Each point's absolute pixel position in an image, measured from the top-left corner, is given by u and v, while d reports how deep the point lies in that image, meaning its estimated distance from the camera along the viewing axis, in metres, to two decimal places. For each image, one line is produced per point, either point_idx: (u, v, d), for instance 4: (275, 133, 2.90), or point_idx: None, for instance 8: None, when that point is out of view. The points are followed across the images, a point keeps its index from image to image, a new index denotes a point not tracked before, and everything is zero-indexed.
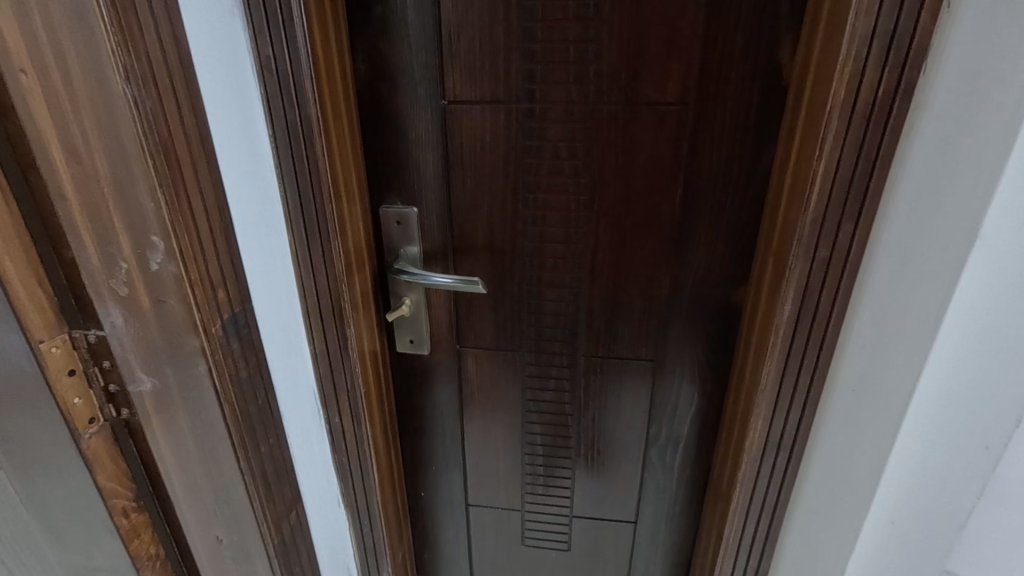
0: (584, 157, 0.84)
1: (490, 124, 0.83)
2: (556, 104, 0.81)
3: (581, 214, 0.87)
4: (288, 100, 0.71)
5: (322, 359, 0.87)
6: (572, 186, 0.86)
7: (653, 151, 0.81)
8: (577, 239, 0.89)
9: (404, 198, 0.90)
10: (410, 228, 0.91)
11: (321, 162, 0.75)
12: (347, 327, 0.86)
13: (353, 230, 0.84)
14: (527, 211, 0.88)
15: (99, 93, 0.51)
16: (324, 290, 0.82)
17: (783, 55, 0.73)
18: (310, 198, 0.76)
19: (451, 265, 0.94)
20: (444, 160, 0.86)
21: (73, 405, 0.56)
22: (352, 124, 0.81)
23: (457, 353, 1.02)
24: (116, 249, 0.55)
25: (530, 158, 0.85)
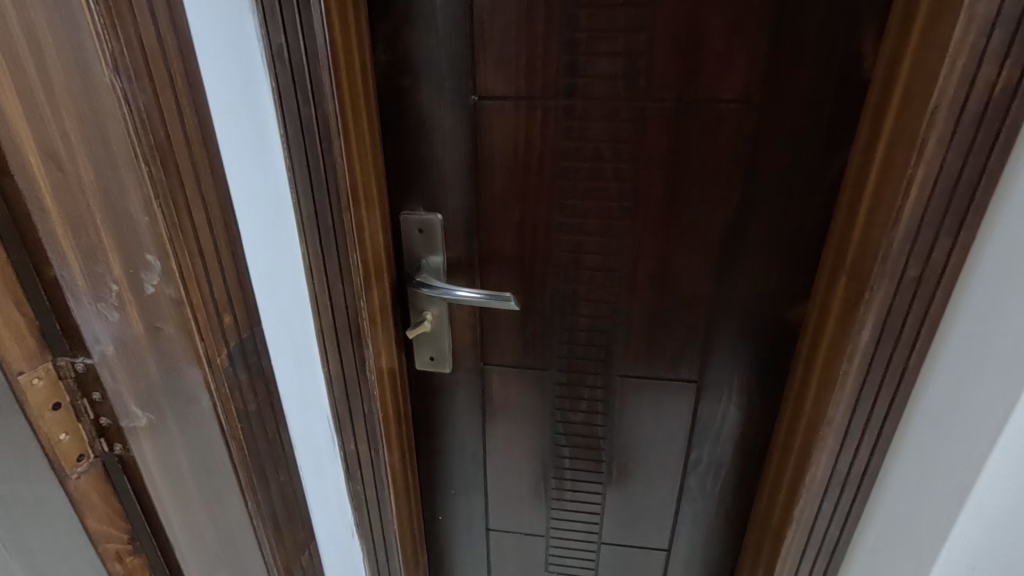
0: (629, 159, 0.75)
1: (525, 124, 0.75)
2: (600, 102, 0.72)
3: (622, 222, 0.79)
4: (304, 98, 0.63)
5: (337, 382, 0.79)
6: (614, 193, 0.77)
7: (707, 155, 0.73)
8: (617, 250, 0.81)
9: (427, 203, 0.81)
10: (433, 236, 0.83)
11: (338, 167, 0.67)
12: (365, 346, 0.78)
13: (372, 238, 0.75)
14: (562, 219, 0.80)
15: (82, 88, 0.42)
16: (338, 306, 0.74)
17: (863, 47, 0.64)
18: (327, 208, 0.68)
19: (476, 278, 0.86)
20: (472, 163, 0.78)
21: (59, 443, 0.50)
22: (372, 125, 0.72)
23: (481, 370, 0.94)
24: (103, 269, 0.47)
25: (569, 163, 0.76)
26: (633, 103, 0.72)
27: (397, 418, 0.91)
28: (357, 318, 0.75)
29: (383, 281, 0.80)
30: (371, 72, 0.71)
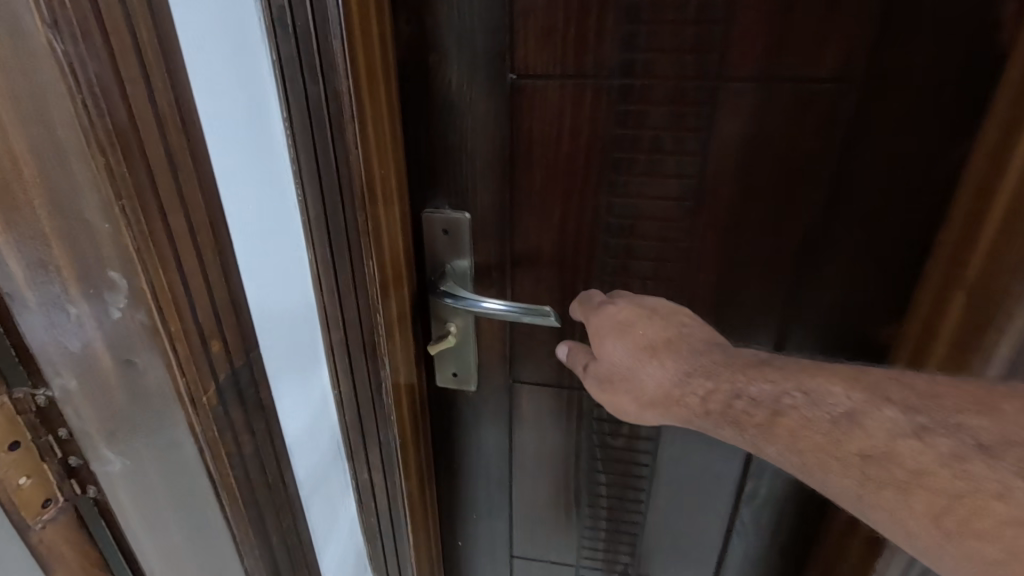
0: (695, 151, 0.63)
1: (574, 109, 0.63)
2: (664, 81, 0.61)
3: (684, 226, 0.67)
4: (311, 73, 0.51)
5: (348, 405, 0.69)
6: (676, 192, 0.66)
7: (792, 147, 0.61)
8: (675, 256, 0.69)
9: (454, 200, 0.70)
10: (460, 238, 0.71)
11: (352, 159, 0.55)
12: (381, 365, 0.67)
13: (392, 238, 0.63)
14: (611, 219, 0.69)
15: (13, 51, 0.31)
16: (351, 321, 0.63)
17: (997, 17, 0.52)
18: (340, 208, 0.57)
19: (508, 287, 0.75)
20: (508, 155, 0.67)
21: (15, 490, 0.40)
22: (394, 109, 0.61)
23: (509, 387, 0.84)
24: (58, 286, 0.36)
25: (623, 155, 0.65)
26: (705, 80, 0.60)
27: (417, 442, 0.80)
28: (374, 336, 0.64)
29: (403, 291, 0.69)
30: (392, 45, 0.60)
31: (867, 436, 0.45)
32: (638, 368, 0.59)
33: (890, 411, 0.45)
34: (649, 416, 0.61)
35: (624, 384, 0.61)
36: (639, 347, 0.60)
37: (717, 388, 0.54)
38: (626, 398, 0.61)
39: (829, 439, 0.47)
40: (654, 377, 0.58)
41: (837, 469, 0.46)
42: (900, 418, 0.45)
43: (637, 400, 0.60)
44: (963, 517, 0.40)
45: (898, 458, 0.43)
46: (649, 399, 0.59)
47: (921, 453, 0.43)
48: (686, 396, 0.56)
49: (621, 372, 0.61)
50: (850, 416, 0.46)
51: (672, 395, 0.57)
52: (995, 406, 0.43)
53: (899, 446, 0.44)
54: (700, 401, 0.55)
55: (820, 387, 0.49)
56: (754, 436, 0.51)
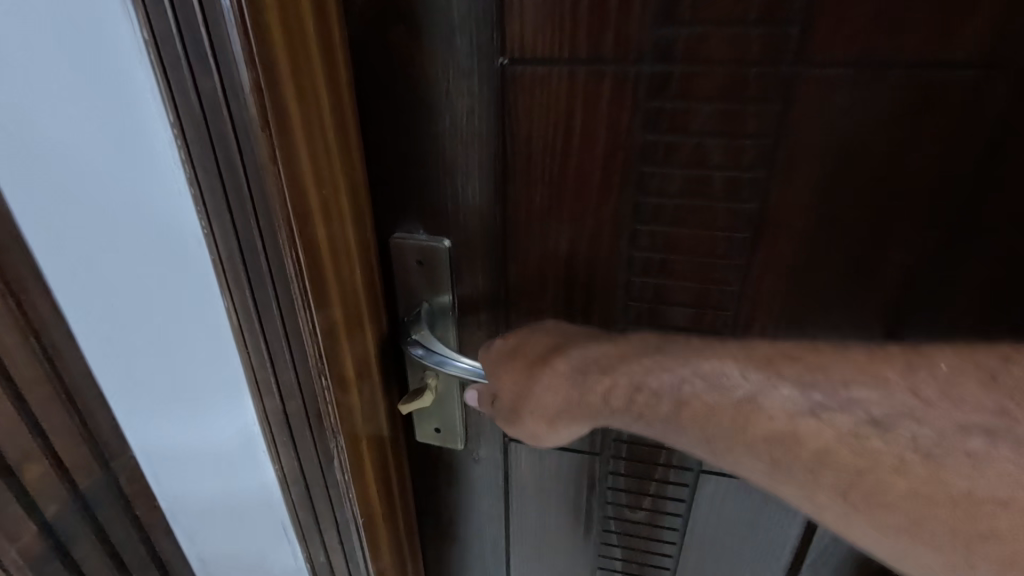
0: (756, 165, 0.45)
1: (587, 107, 0.46)
2: (716, 67, 0.42)
3: (739, 265, 0.49)
4: (199, 60, 0.36)
5: (294, 480, 0.55)
6: (730, 222, 0.48)
7: (899, 162, 0.43)
8: (722, 303, 0.51)
9: (430, 223, 0.54)
10: (438, 272, 0.55)
11: (270, 182, 0.39)
12: (330, 439, 0.52)
13: (342, 284, 0.47)
14: (635, 254, 0.51)
15: None
16: (290, 384, 0.48)
17: None
18: (259, 244, 0.41)
19: (501, 333, 0.58)
20: (500, 167, 0.49)
21: None
22: (347, 107, 0.44)
23: (504, 445, 0.68)
24: None
25: (653, 170, 0.47)
26: (774, 66, 0.42)
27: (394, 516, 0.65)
28: (319, 404, 0.50)
29: (366, 342, 0.53)
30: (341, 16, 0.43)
31: (770, 419, 0.40)
32: (534, 386, 0.49)
33: (786, 389, 0.40)
34: (563, 430, 0.51)
35: (525, 406, 0.50)
36: (532, 362, 0.50)
37: (615, 383, 0.46)
38: (531, 422, 0.51)
39: (734, 426, 0.41)
40: (552, 392, 0.49)
41: (743, 453, 0.41)
42: (798, 398, 0.39)
43: (543, 420, 0.50)
44: (867, 491, 0.36)
45: (801, 438, 0.38)
46: (554, 413, 0.50)
47: (822, 432, 0.38)
48: (588, 396, 0.47)
49: (519, 397, 0.50)
50: (751, 400, 0.40)
51: (572, 400, 0.48)
52: (877, 375, 0.39)
53: (801, 427, 0.39)
54: (601, 398, 0.47)
55: (713, 368, 0.43)
56: (659, 427, 0.45)
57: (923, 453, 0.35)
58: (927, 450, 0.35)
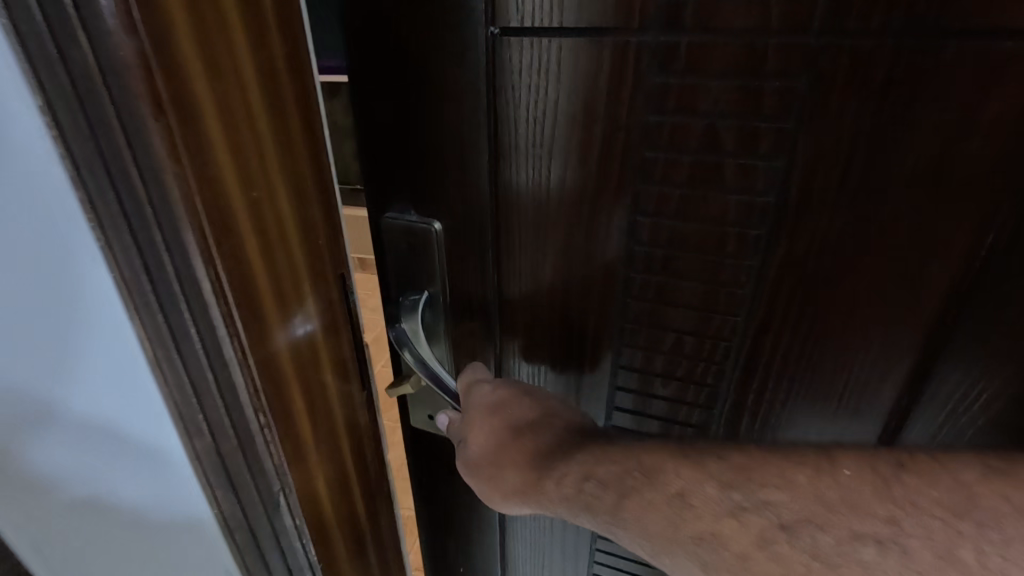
0: (772, 151, 0.39)
1: (585, 84, 0.41)
2: (729, 35, 0.37)
3: (751, 266, 0.44)
4: (65, 31, 0.26)
5: (249, 558, 0.44)
6: (743, 216, 0.42)
7: (943, 150, 0.37)
8: (732, 307, 0.46)
9: (419, 206, 0.49)
10: (426, 259, 0.51)
11: (173, 191, 0.31)
12: (275, 485, 0.43)
13: (282, 295, 0.40)
14: (637, 245, 0.46)
15: None
16: (225, 444, 0.39)
17: None
18: (170, 269, 0.32)
19: (492, 326, 0.54)
20: (494, 149, 0.45)
21: None
22: (285, 98, 0.38)
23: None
24: None
25: (655, 155, 0.42)
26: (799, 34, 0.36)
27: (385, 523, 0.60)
28: (260, 452, 0.41)
29: (320, 372, 0.46)
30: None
31: (696, 517, 0.33)
32: (501, 452, 0.45)
33: (709, 487, 0.33)
34: (515, 507, 0.46)
35: (486, 471, 0.46)
36: (509, 426, 0.46)
37: (568, 469, 0.40)
38: (487, 487, 0.47)
39: (668, 520, 0.34)
40: (516, 466, 0.44)
41: (678, 558, 0.33)
42: (716, 492, 0.33)
43: (499, 492, 0.46)
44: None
45: (725, 541, 0.32)
46: (510, 490, 0.45)
47: (742, 534, 0.31)
48: (545, 481, 0.41)
49: (484, 460, 0.46)
50: (681, 496, 0.34)
51: (531, 480, 0.43)
52: (791, 479, 0.32)
53: (725, 529, 0.32)
54: (556, 487, 0.40)
55: (655, 462, 0.36)
56: (603, 522, 0.37)
57: (817, 556, 0.30)
58: (829, 557, 0.29)
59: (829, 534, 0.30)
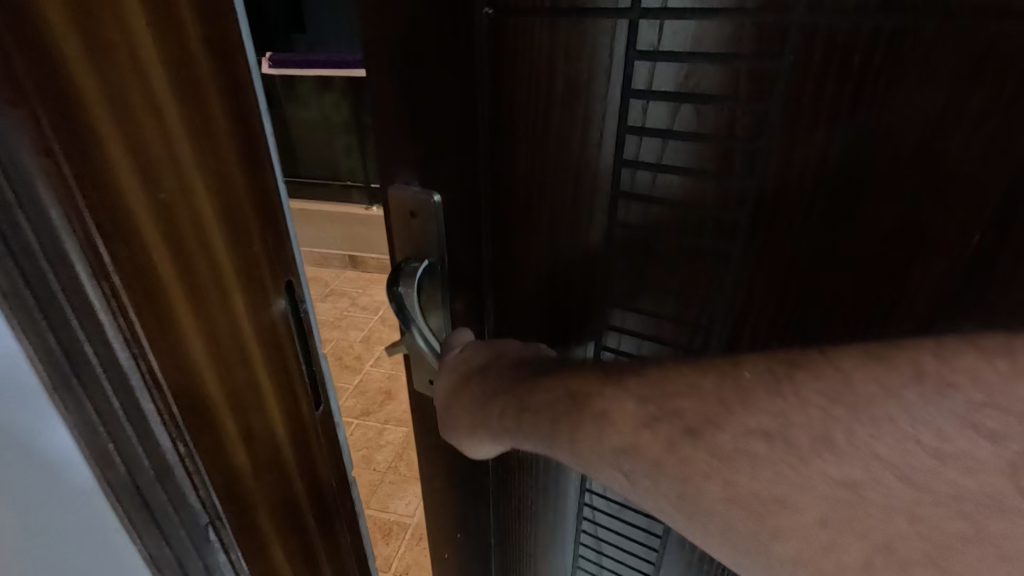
0: (750, 134, 0.40)
1: (572, 69, 0.42)
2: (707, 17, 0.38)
3: (729, 253, 0.46)
4: None
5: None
6: (716, 203, 0.44)
7: (924, 141, 0.37)
8: (709, 295, 0.48)
9: (420, 175, 0.48)
10: (425, 228, 0.50)
11: (66, 241, 0.30)
12: (196, 513, 0.42)
13: (210, 314, 0.38)
14: (623, 214, 0.47)
15: None
16: (141, 475, 0.38)
17: None
18: (58, 293, 0.31)
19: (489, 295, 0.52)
20: (492, 131, 0.44)
21: None
22: (209, 109, 0.35)
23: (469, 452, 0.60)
24: None
25: (638, 137, 0.44)
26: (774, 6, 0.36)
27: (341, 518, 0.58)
28: (176, 479, 0.39)
29: (260, 391, 0.43)
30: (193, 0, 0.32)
31: (614, 430, 0.31)
32: (457, 395, 0.43)
33: (627, 402, 0.31)
34: (480, 448, 0.44)
35: (449, 415, 0.44)
36: (467, 370, 0.44)
37: (505, 404, 0.39)
38: (452, 428, 0.45)
39: (588, 433, 0.32)
40: (467, 408, 0.42)
41: (600, 466, 0.32)
42: (631, 402, 0.31)
43: (462, 434, 0.44)
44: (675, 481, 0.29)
45: (641, 449, 0.30)
46: (466, 429, 0.43)
47: (656, 440, 0.30)
48: (486, 418, 0.40)
49: (448, 404, 0.44)
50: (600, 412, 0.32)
51: (476, 415, 0.41)
52: (704, 387, 0.30)
53: (643, 439, 0.30)
54: (493, 414, 0.39)
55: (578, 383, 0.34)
56: (530, 436, 0.36)
57: (725, 454, 0.28)
58: (730, 451, 0.28)
59: (726, 431, 0.28)
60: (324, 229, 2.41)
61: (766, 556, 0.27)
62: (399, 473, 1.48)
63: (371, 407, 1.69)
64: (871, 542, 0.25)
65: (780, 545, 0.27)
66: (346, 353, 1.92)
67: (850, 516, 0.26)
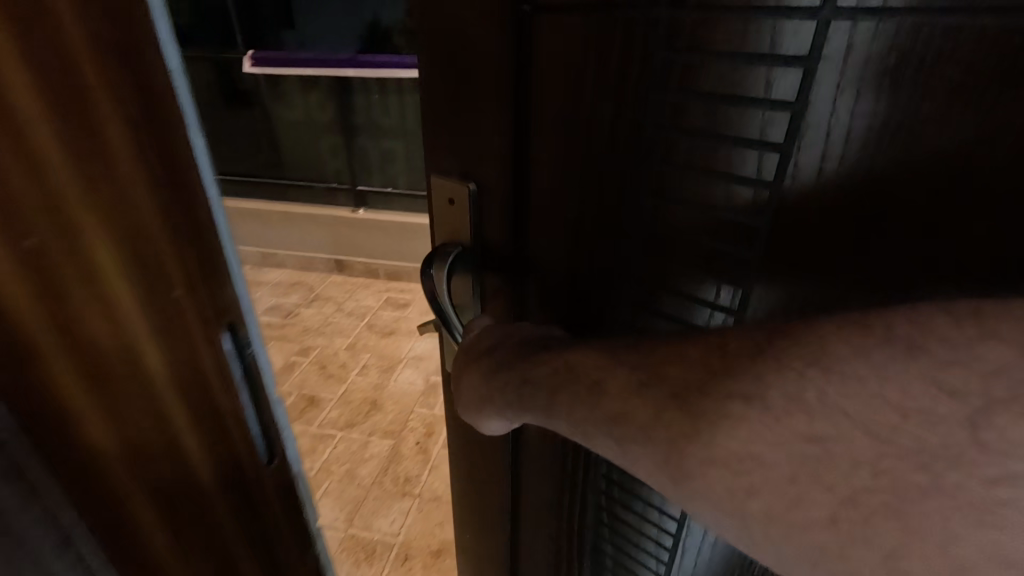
0: (794, 125, 0.31)
1: (607, 52, 0.34)
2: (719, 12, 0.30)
3: (726, 260, 0.37)
4: None
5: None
6: (722, 208, 0.35)
7: (955, 147, 0.28)
8: (720, 302, 0.38)
9: (459, 165, 0.42)
10: (464, 217, 0.44)
11: None
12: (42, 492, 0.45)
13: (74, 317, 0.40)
14: (641, 205, 0.38)
15: None
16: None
17: None
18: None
19: (518, 288, 0.45)
20: (515, 133, 0.39)
21: None
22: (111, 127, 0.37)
23: (468, 433, 0.55)
24: None
25: (666, 132, 0.35)
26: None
27: (263, 493, 0.58)
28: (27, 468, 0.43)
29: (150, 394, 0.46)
30: (63, 131, 0.36)
31: (600, 398, 0.27)
32: (464, 371, 0.38)
33: (620, 371, 0.27)
34: (490, 432, 0.37)
35: (460, 401, 0.38)
36: (476, 348, 0.38)
37: (500, 368, 0.35)
38: (464, 413, 0.39)
39: (584, 397, 0.28)
40: (472, 387, 0.36)
41: (590, 432, 0.28)
42: (621, 370, 0.27)
43: (472, 419, 0.38)
44: (656, 443, 0.24)
45: (628, 416, 0.26)
46: (470, 407, 0.37)
47: (640, 409, 0.25)
48: (491, 394, 0.35)
49: (457, 390, 0.38)
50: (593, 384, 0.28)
51: (477, 391, 0.36)
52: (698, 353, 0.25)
53: (634, 406, 0.26)
54: (489, 378, 0.35)
55: (577, 356, 0.30)
56: (514, 397, 0.33)
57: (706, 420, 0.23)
58: (710, 416, 0.23)
59: (708, 396, 0.24)
60: (310, 234, 2.37)
61: (736, 514, 0.22)
62: (383, 488, 1.44)
63: (357, 417, 1.65)
64: (837, 500, 0.20)
65: (752, 503, 0.22)
66: (332, 361, 1.88)
67: (817, 470, 0.21)
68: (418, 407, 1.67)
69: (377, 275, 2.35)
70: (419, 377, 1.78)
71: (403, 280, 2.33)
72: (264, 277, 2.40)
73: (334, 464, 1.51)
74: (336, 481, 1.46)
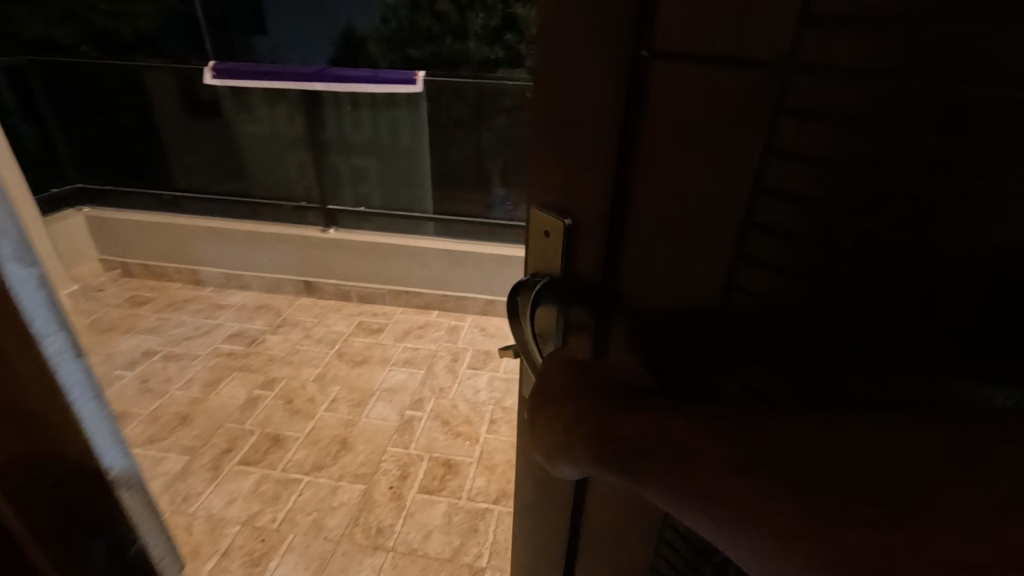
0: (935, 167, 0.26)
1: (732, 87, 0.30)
2: (864, 74, 0.26)
3: (826, 335, 0.31)
4: None
5: None
6: (840, 265, 0.30)
7: None
8: (812, 383, 0.33)
9: (562, 198, 0.41)
10: (560, 250, 0.43)
11: None
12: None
13: None
14: (749, 249, 0.33)
15: None
16: None
17: None
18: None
19: (602, 325, 0.43)
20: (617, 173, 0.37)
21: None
22: None
23: (533, 468, 0.58)
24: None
25: (787, 170, 0.30)
26: (895, 37, 0.25)
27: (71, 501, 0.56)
28: None
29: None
30: None
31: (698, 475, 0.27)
32: (542, 407, 0.38)
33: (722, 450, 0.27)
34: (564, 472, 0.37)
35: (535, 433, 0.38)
36: (553, 389, 0.37)
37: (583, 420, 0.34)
38: (538, 449, 0.38)
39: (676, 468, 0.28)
40: (552, 430, 0.36)
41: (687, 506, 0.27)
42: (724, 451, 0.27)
43: (547, 459, 0.37)
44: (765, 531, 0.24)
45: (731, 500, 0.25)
46: (545, 444, 0.37)
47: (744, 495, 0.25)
48: (573, 441, 0.34)
49: (536, 424, 0.38)
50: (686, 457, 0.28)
51: (555, 433, 0.36)
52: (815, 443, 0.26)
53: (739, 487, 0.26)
54: (570, 428, 0.35)
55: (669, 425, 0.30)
56: (598, 454, 0.32)
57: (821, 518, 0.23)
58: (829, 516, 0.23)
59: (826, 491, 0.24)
60: (277, 257, 2.28)
61: None
62: (353, 541, 1.35)
63: (325, 459, 1.57)
64: None
65: None
66: (298, 395, 1.80)
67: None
68: (391, 446, 1.62)
69: (348, 299, 2.29)
70: (392, 413, 1.73)
71: (375, 305, 2.28)
72: (227, 302, 2.30)
73: (299, 514, 1.42)
74: (300, 534, 1.37)
